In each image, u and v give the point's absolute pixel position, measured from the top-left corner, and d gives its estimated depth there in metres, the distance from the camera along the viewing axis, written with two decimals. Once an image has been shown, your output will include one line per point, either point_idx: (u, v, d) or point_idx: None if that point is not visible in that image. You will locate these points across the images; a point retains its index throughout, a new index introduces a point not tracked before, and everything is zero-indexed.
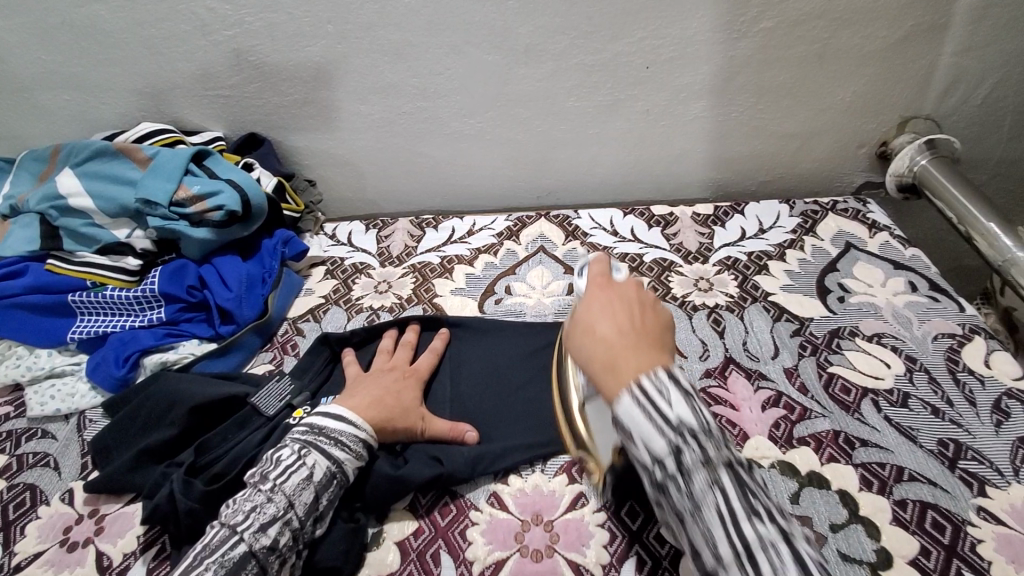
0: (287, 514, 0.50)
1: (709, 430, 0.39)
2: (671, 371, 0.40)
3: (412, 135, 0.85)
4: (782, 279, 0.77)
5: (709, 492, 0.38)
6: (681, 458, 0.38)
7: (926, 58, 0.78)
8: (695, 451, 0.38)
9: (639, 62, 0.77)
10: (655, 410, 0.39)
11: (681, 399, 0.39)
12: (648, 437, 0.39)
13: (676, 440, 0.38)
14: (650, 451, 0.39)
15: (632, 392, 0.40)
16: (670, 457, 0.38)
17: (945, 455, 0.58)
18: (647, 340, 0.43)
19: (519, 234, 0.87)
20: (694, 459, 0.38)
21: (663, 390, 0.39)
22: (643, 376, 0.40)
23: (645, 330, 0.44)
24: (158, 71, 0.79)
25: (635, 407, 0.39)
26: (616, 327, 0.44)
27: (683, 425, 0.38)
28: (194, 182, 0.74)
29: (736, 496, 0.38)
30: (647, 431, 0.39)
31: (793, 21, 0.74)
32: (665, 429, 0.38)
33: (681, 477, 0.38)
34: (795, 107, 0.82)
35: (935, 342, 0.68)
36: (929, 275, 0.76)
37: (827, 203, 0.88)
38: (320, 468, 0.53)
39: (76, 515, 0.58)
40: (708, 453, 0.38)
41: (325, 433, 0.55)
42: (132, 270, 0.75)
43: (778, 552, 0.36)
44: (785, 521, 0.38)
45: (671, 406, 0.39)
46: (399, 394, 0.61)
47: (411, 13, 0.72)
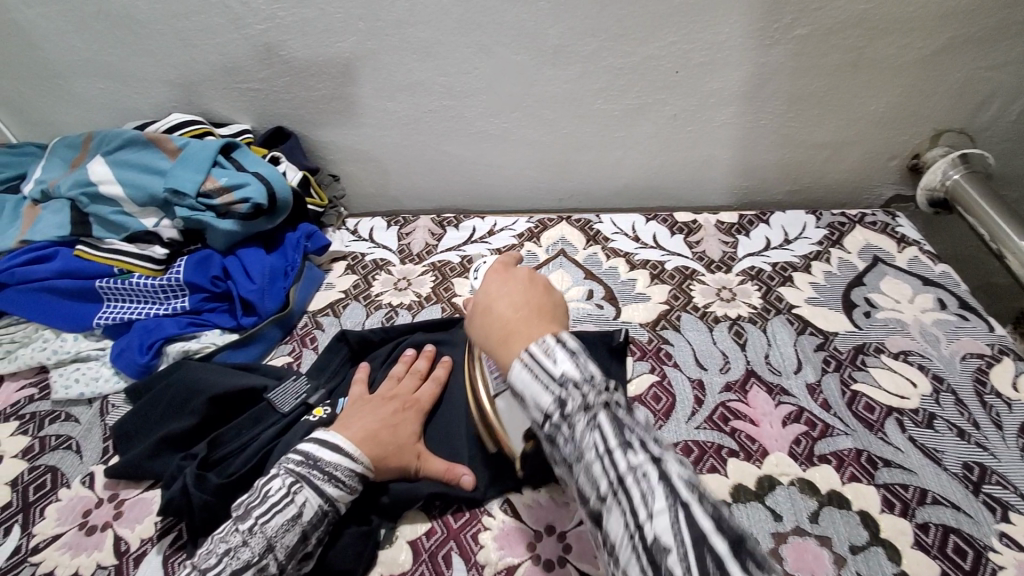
0: (263, 559, 0.47)
1: (595, 380, 0.39)
2: (559, 335, 0.41)
3: (437, 134, 0.85)
4: (807, 292, 0.76)
5: (588, 432, 0.37)
6: (565, 407, 0.38)
7: (963, 71, 0.76)
8: (576, 398, 0.38)
9: (668, 67, 0.76)
10: (542, 368, 0.39)
11: (565, 356, 0.39)
12: (536, 396, 0.39)
13: (558, 390, 0.38)
14: (538, 407, 0.39)
15: (521, 360, 0.40)
16: (553, 407, 0.38)
17: (970, 479, 0.56)
18: (541, 315, 0.44)
19: (540, 237, 0.87)
20: (575, 405, 0.37)
21: (547, 352, 0.40)
22: (531, 345, 0.41)
23: (538, 309, 0.45)
24: (190, 63, 0.80)
25: (524, 369, 0.40)
26: (509, 307, 0.45)
27: (567, 377, 0.38)
28: (221, 174, 0.75)
29: (612, 433, 0.36)
30: (534, 389, 0.39)
31: (828, 30, 0.72)
32: (551, 383, 0.39)
33: (563, 426, 0.38)
34: (825, 117, 0.81)
35: (964, 362, 0.67)
36: (959, 293, 0.74)
37: (856, 215, 0.87)
38: (310, 507, 0.50)
39: (96, 499, 0.59)
40: (589, 398, 0.38)
41: (319, 467, 0.52)
42: (158, 259, 0.76)
43: (646, 480, 0.34)
44: (663, 451, 0.36)
45: (555, 363, 0.39)
46: (396, 426, 0.58)
47: (441, 12, 0.72)
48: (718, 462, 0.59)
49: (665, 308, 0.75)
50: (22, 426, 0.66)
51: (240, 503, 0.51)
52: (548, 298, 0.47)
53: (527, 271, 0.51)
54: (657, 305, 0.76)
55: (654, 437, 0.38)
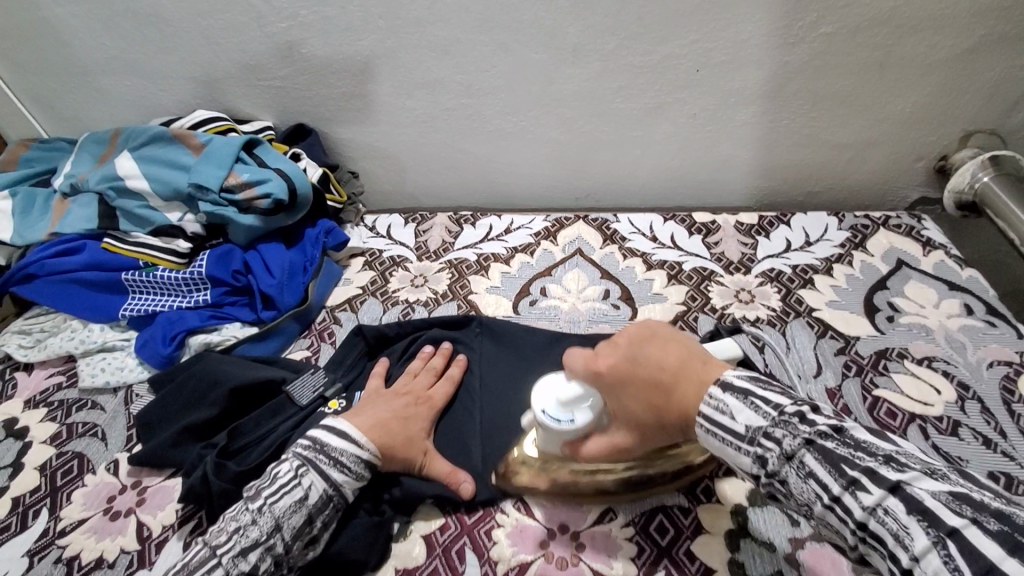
0: (271, 539, 0.48)
1: (782, 418, 0.41)
2: (725, 381, 0.43)
3: (455, 132, 0.85)
4: (828, 295, 0.75)
5: (803, 483, 0.39)
6: (765, 464, 0.41)
7: (995, 71, 0.74)
8: (773, 452, 0.40)
9: (688, 65, 0.75)
10: (722, 427, 0.42)
11: (740, 406, 0.42)
12: (734, 457, 0.42)
13: (752, 449, 0.41)
14: (744, 467, 0.42)
15: (702, 424, 0.43)
16: (756, 467, 0.41)
17: (995, 489, 0.55)
18: (688, 365, 0.46)
19: (556, 236, 0.87)
20: (776, 459, 0.40)
21: (722, 407, 0.42)
22: (705, 403, 0.43)
23: (684, 376, 0.45)
24: (215, 60, 0.81)
25: (709, 434, 0.43)
26: (660, 388, 0.45)
27: (753, 429, 0.41)
28: (244, 170, 0.76)
29: (826, 471, 0.38)
30: (729, 451, 0.42)
31: (854, 27, 0.71)
32: (739, 441, 0.41)
33: (776, 481, 0.41)
34: (850, 116, 0.79)
35: (991, 370, 0.65)
36: (986, 298, 0.72)
37: (880, 217, 0.85)
38: (315, 491, 0.51)
39: (120, 485, 0.60)
40: (785, 446, 0.40)
41: (326, 452, 0.53)
42: (181, 253, 0.77)
43: (891, 516, 0.35)
44: (896, 471, 0.37)
45: (735, 418, 0.42)
46: (407, 419, 0.58)
47: (461, 10, 0.72)
48: None
49: (683, 309, 0.75)
50: (51, 413, 0.68)
51: (250, 486, 0.52)
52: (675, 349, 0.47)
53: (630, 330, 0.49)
54: (673, 306, 0.75)
55: (874, 456, 0.38)
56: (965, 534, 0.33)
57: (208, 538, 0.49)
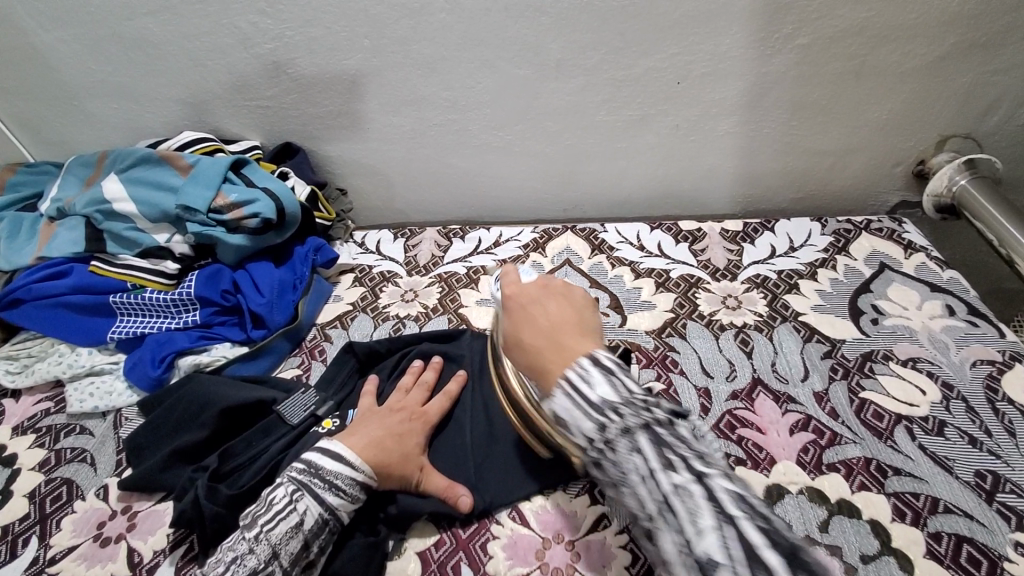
0: (269, 566, 0.48)
1: (633, 401, 0.41)
2: (593, 355, 0.45)
3: (442, 147, 0.86)
4: (812, 299, 0.76)
5: (630, 456, 0.39)
6: (606, 433, 0.40)
7: (968, 77, 0.76)
8: (612, 424, 0.40)
9: (670, 78, 0.77)
10: (580, 395, 0.42)
11: (601, 380, 0.42)
12: (578, 423, 0.42)
13: (600, 417, 0.41)
14: (583, 434, 0.41)
15: (563, 390, 0.43)
16: (596, 434, 0.41)
17: (982, 487, 0.56)
18: (572, 332, 0.48)
19: (545, 247, 0.87)
20: (614, 430, 0.40)
21: (586, 376, 0.43)
22: (570, 369, 0.44)
23: (562, 325, 0.49)
24: (201, 82, 0.82)
25: (566, 400, 0.43)
26: (536, 331, 0.49)
27: (605, 402, 0.41)
28: (231, 191, 0.76)
29: (653, 453, 0.38)
30: (575, 416, 0.42)
31: (829, 39, 0.73)
32: (591, 411, 0.41)
33: (609, 454, 0.40)
34: (828, 124, 0.81)
35: (974, 369, 0.66)
36: (967, 299, 0.74)
37: (861, 222, 0.86)
38: (311, 515, 0.51)
39: (110, 511, 0.60)
40: (627, 422, 0.40)
41: (320, 476, 0.53)
42: (170, 274, 0.78)
43: (689, 497, 0.36)
44: (703, 464, 0.38)
45: (594, 389, 0.42)
46: (402, 434, 0.58)
47: (446, 28, 0.73)
48: None
49: (671, 316, 0.76)
50: (39, 439, 0.68)
51: (246, 513, 0.52)
52: (567, 309, 0.51)
53: (538, 284, 0.55)
54: (662, 313, 0.76)
55: (695, 449, 0.39)
56: (743, 526, 0.35)
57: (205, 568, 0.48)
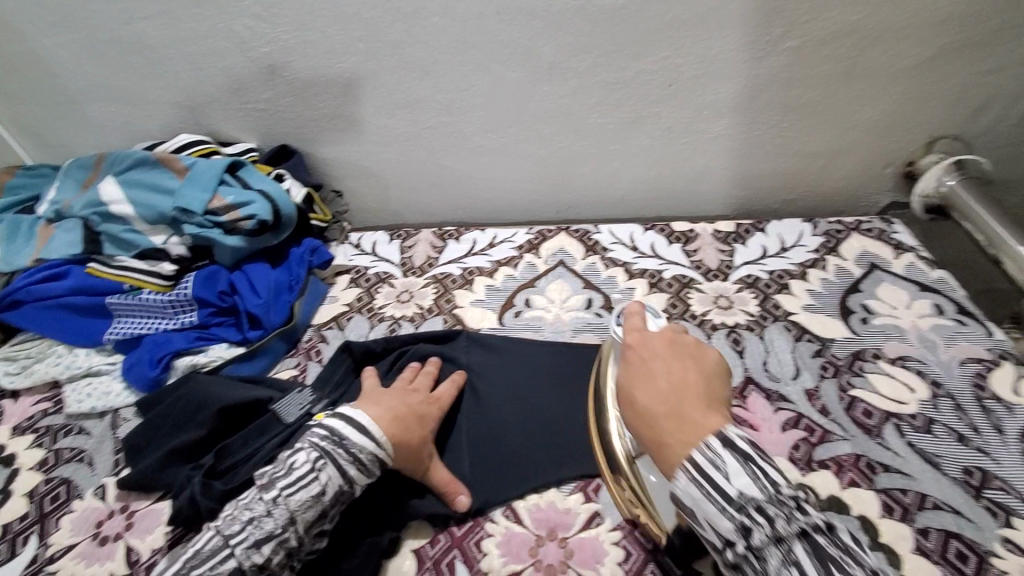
0: (285, 532, 0.49)
1: (777, 498, 0.41)
2: (723, 437, 0.43)
3: (437, 149, 0.87)
4: (803, 299, 0.77)
5: (784, 568, 0.39)
6: (749, 537, 0.40)
7: (955, 79, 0.78)
8: (762, 529, 0.40)
9: (661, 81, 0.78)
10: (712, 483, 0.41)
11: (739, 470, 0.41)
12: (711, 517, 0.41)
13: (737, 515, 0.40)
14: (719, 531, 0.41)
15: (687, 471, 0.43)
16: (737, 534, 0.41)
17: (970, 484, 0.57)
18: (693, 401, 0.46)
19: (539, 248, 0.87)
20: (763, 536, 0.40)
21: (718, 462, 0.42)
22: (696, 452, 0.43)
23: (685, 391, 0.47)
24: (198, 85, 0.83)
25: (691, 485, 0.42)
26: (655, 393, 0.47)
27: (745, 498, 0.40)
28: (228, 193, 0.77)
29: (813, 564, 0.38)
30: (709, 509, 0.41)
31: (818, 42, 0.74)
32: (727, 505, 0.41)
33: (754, 555, 0.40)
34: (819, 126, 0.82)
35: (962, 368, 0.67)
36: (956, 298, 0.75)
37: (852, 222, 0.87)
38: (331, 486, 0.52)
39: (108, 510, 0.60)
40: (777, 526, 0.40)
41: (344, 447, 0.53)
42: (166, 275, 0.78)
43: None
44: None
45: (730, 480, 0.41)
46: (422, 415, 0.60)
47: (439, 32, 0.74)
48: None
49: (664, 316, 0.76)
50: (37, 440, 0.68)
51: (264, 473, 0.53)
52: (696, 374, 0.49)
53: (662, 335, 0.53)
54: None
55: (860, 565, 0.39)
56: None
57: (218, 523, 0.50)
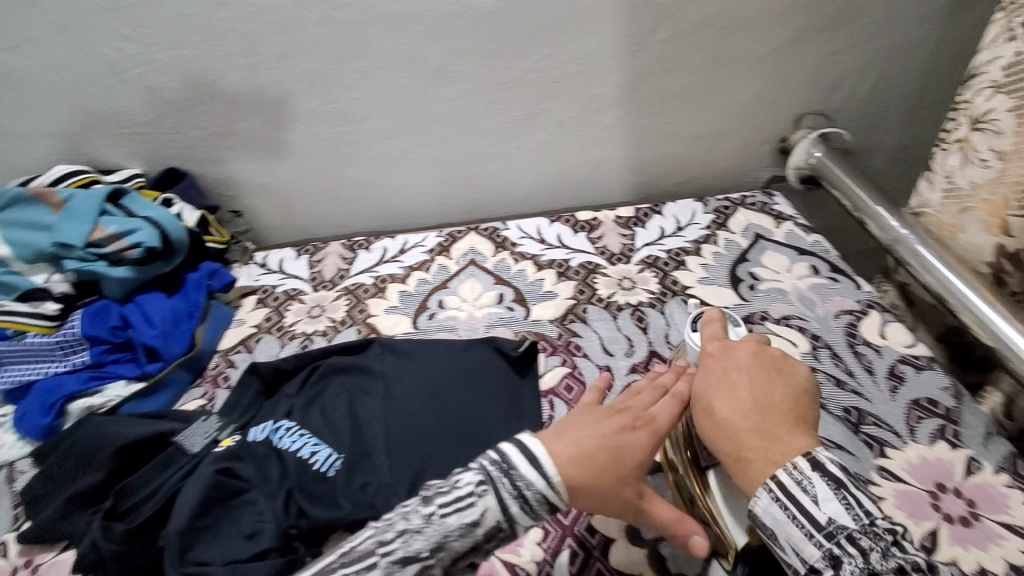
0: None
1: (870, 528, 0.41)
2: (811, 455, 0.44)
3: (337, 160, 0.86)
4: (698, 273, 0.82)
5: None
6: (838, 568, 0.41)
7: (809, 60, 0.85)
8: (854, 560, 0.40)
9: (548, 78, 0.81)
10: (801, 507, 0.43)
11: (830, 496, 0.42)
12: (797, 543, 0.42)
13: (826, 543, 0.41)
14: (802, 556, 0.42)
15: (769, 490, 0.44)
16: (825, 564, 0.41)
17: (850, 421, 0.64)
18: (777, 420, 0.47)
19: (450, 250, 0.89)
20: (854, 568, 0.40)
21: (807, 485, 0.43)
22: (781, 471, 0.44)
23: (769, 407, 0.48)
24: (68, 111, 0.78)
25: (774, 505, 0.43)
26: (737, 407, 0.48)
27: (835, 525, 0.42)
28: (111, 222, 0.73)
29: None
30: (796, 535, 0.42)
31: (686, 33, 0.80)
32: (817, 532, 0.42)
33: None
34: (699, 111, 0.88)
35: (837, 320, 0.74)
36: (830, 258, 0.83)
37: (738, 198, 0.94)
38: None
39: (6, 570, 0.56)
40: (871, 558, 0.40)
41: (512, 478, 0.45)
42: (51, 315, 0.73)
43: None
44: None
45: (821, 506, 0.42)
46: (609, 445, 0.48)
47: (322, 42, 0.74)
48: None
49: (573, 303, 0.80)
50: None
51: None
52: (782, 389, 0.50)
53: (748, 347, 0.53)
54: (564, 301, 0.80)
55: None
56: None
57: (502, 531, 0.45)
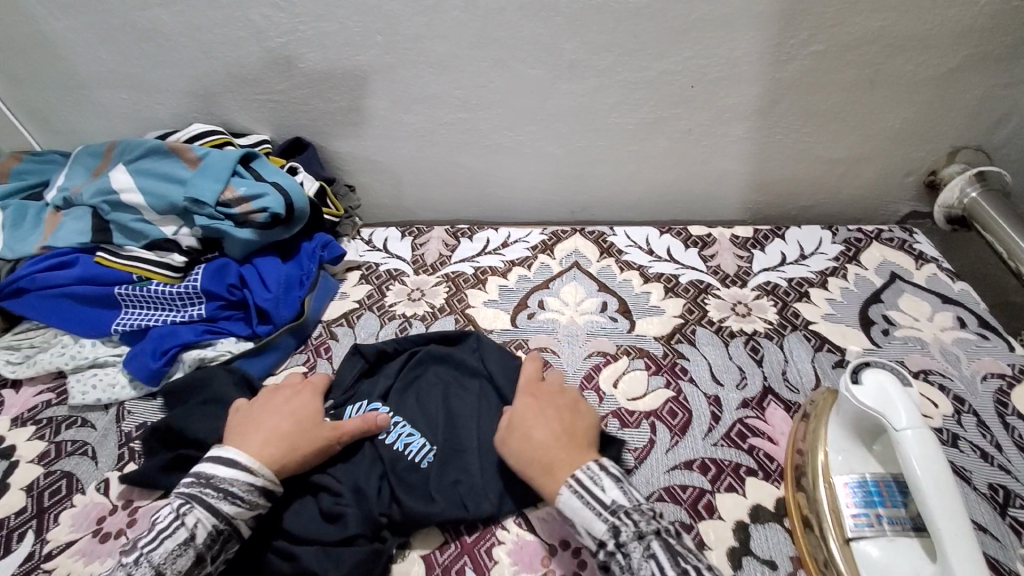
0: None
1: (640, 507, 0.49)
2: (601, 463, 0.53)
3: (452, 146, 0.85)
4: (824, 308, 0.75)
5: (644, 561, 0.46)
6: (618, 535, 0.47)
7: (984, 88, 0.76)
8: (628, 526, 0.48)
9: (683, 82, 0.76)
10: (592, 493, 0.50)
11: (612, 483, 0.51)
12: (590, 522, 0.49)
13: (611, 517, 0.49)
14: (593, 533, 0.49)
15: (568, 487, 0.51)
16: (608, 534, 0.48)
17: (996, 500, 0.56)
18: (573, 442, 0.56)
19: (553, 249, 0.86)
20: (628, 533, 0.47)
21: (597, 477, 0.51)
22: (578, 472, 0.52)
23: (568, 433, 0.56)
24: (212, 74, 0.81)
25: (575, 496, 0.51)
26: (545, 434, 0.55)
27: (617, 505, 0.49)
28: (240, 184, 0.76)
29: (666, 557, 0.46)
30: (588, 516, 0.49)
31: (845, 46, 0.72)
32: (603, 510, 0.49)
33: (620, 552, 0.47)
34: (842, 133, 0.81)
35: (985, 383, 0.66)
36: (979, 312, 0.73)
37: (873, 231, 0.86)
38: (201, 528, 0.49)
39: (110, 506, 0.59)
40: (640, 525, 0.48)
41: (213, 485, 0.52)
42: (176, 267, 0.77)
43: None
44: None
45: (606, 490, 0.50)
46: (296, 417, 0.59)
47: (459, 26, 0.73)
48: (736, 481, 0.58)
49: (680, 322, 0.75)
50: (39, 431, 0.67)
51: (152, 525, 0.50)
52: (577, 425, 0.58)
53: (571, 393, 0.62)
54: (671, 319, 0.75)
55: None
56: None
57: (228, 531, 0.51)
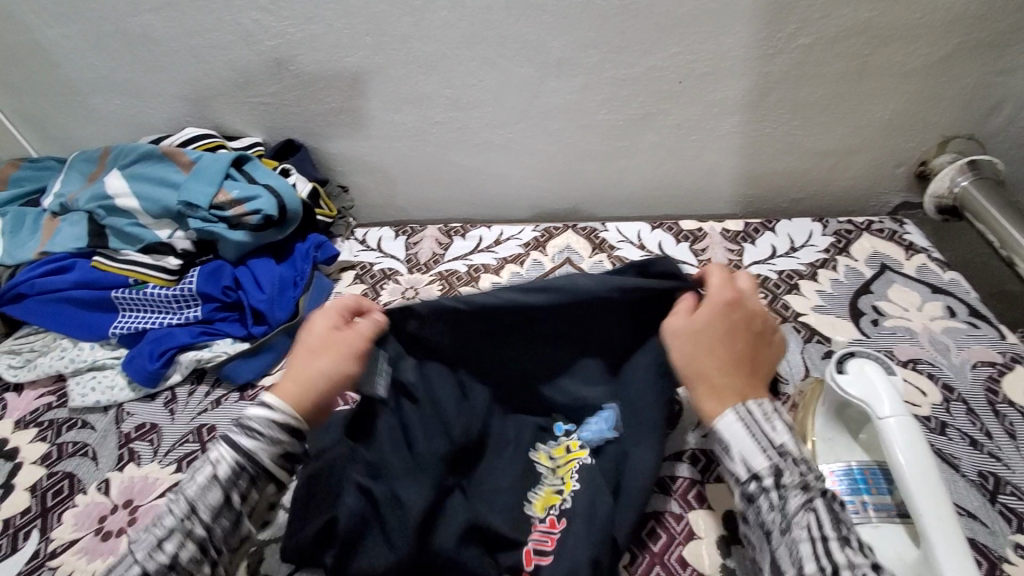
0: (186, 523, 0.42)
1: (805, 462, 0.44)
2: (773, 403, 0.47)
3: (443, 145, 0.86)
4: (813, 300, 0.76)
5: (803, 511, 0.41)
6: (780, 477, 0.43)
7: (971, 77, 0.76)
8: (793, 472, 0.43)
9: (671, 77, 0.77)
10: (759, 430, 0.45)
11: (783, 428, 0.45)
12: (747, 455, 0.45)
13: (773, 458, 0.44)
14: (748, 466, 0.44)
15: (737, 416, 0.46)
16: (767, 473, 0.43)
17: (985, 487, 0.56)
18: (750, 373, 0.49)
19: (546, 246, 0.87)
20: (793, 479, 0.43)
21: (768, 417, 0.46)
22: (750, 405, 0.47)
23: (753, 361, 0.50)
24: (204, 78, 0.82)
25: (740, 424, 0.46)
26: (715, 356, 0.48)
27: (785, 448, 0.44)
28: (233, 187, 0.77)
29: (828, 517, 0.41)
30: (749, 447, 0.45)
31: (832, 38, 0.73)
32: (767, 450, 0.44)
33: (775, 494, 0.43)
34: (831, 125, 0.81)
35: (974, 371, 0.66)
36: (969, 301, 0.74)
37: (863, 223, 0.86)
38: (223, 463, 0.45)
39: (111, 505, 0.60)
40: (806, 478, 0.43)
41: (239, 421, 0.47)
42: (171, 270, 0.78)
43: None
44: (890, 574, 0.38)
45: (776, 432, 0.45)
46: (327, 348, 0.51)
47: (447, 26, 0.73)
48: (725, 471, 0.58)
49: None
50: (41, 434, 0.68)
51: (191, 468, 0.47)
52: (766, 351, 0.52)
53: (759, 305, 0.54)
54: None
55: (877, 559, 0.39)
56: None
57: (253, 472, 0.45)
